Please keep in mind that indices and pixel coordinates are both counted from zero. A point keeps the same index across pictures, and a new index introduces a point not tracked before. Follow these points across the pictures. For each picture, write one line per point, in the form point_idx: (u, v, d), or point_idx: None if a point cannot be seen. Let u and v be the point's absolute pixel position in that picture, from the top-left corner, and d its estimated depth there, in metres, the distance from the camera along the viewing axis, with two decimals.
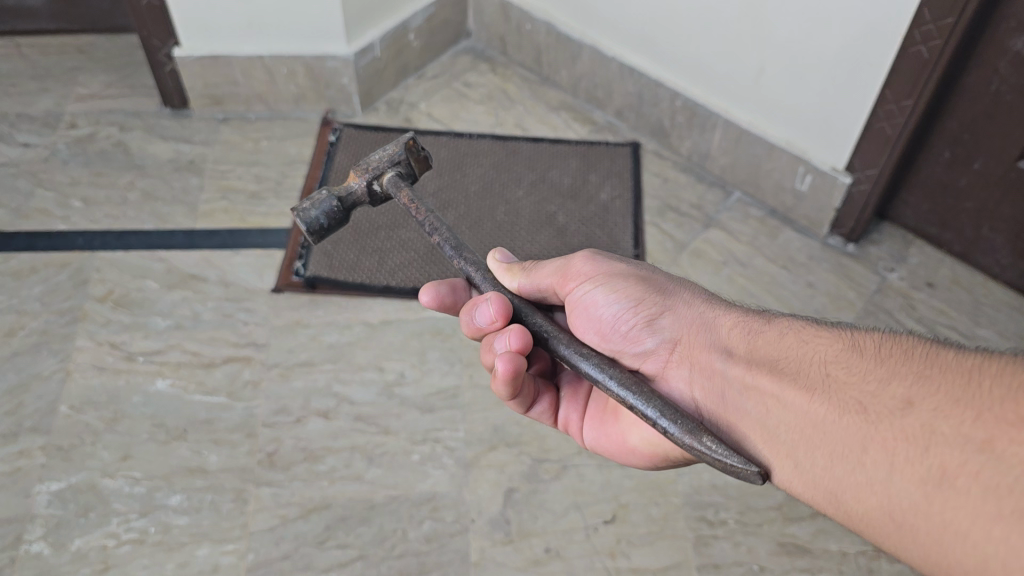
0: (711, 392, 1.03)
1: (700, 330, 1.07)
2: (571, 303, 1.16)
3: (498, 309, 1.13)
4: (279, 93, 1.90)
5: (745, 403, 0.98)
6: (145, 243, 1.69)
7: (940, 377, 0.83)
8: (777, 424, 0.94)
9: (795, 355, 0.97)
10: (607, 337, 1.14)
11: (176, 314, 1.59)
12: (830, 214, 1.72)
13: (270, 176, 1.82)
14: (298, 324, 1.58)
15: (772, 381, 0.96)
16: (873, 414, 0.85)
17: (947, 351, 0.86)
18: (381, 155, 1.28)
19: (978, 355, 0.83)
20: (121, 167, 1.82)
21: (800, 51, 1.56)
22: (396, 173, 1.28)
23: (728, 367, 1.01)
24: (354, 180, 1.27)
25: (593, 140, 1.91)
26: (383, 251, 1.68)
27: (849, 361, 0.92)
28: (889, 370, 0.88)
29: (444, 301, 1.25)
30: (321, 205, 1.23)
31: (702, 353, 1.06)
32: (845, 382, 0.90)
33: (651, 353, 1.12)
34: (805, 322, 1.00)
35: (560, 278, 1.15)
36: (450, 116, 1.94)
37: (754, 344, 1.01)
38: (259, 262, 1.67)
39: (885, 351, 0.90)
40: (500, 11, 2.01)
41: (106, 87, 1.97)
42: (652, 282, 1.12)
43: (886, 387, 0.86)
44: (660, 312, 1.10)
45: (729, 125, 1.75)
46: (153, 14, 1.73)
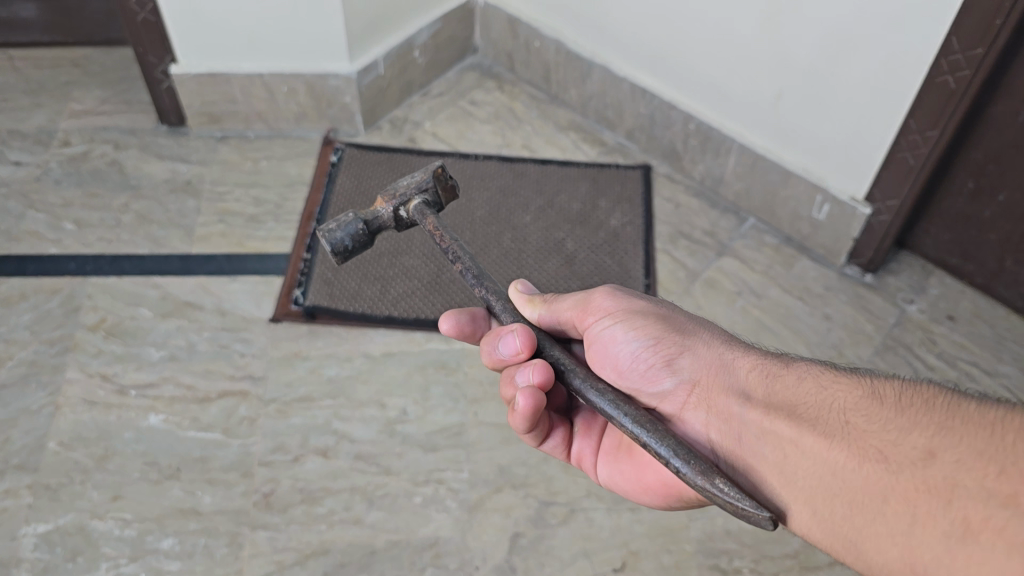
0: (730, 436, 0.97)
1: (719, 370, 1.01)
2: (589, 339, 1.10)
3: (524, 342, 1.05)
4: (279, 111, 1.84)
5: (762, 447, 0.93)
6: (139, 268, 1.64)
7: (962, 428, 0.79)
8: (795, 471, 0.89)
9: (815, 400, 0.91)
10: (624, 376, 1.07)
11: (171, 345, 1.53)
12: (847, 243, 1.66)
13: (269, 199, 1.76)
14: (297, 356, 1.53)
15: (791, 426, 0.91)
16: (893, 463, 0.81)
17: (968, 401, 0.82)
18: (411, 181, 1.25)
19: (1000, 407, 0.79)
20: (116, 188, 1.76)
21: (820, 78, 1.50)
22: (423, 201, 1.25)
23: (746, 411, 0.95)
24: (381, 205, 1.24)
25: (603, 163, 1.85)
26: (385, 279, 1.62)
27: (869, 408, 0.87)
28: (910, 419, 0.84)
29: (463, 331, 1.18)
30: (347, 227, 1.21)
31: (720, 395, 0.99)
32: (866, 430, 0.85)
33: (668, 394, 1.05)
34: (824, 366, 0.95)
35: (579, 312, 1.10)
36: (455, 136, 1.89)
37: (773, 387, 0.96)
38: (257, 290, 1.61)
39: (906, 399, 0.86)
40: (508, 27, 1.95)
41: (101, 103, 1.91)
42: (672, 320, 1.06)
43: (907, 435, 0.82)
44: (680, 351, 1.03)
45: (744, 151, 1.69)
46: (149, 31, 1.68)
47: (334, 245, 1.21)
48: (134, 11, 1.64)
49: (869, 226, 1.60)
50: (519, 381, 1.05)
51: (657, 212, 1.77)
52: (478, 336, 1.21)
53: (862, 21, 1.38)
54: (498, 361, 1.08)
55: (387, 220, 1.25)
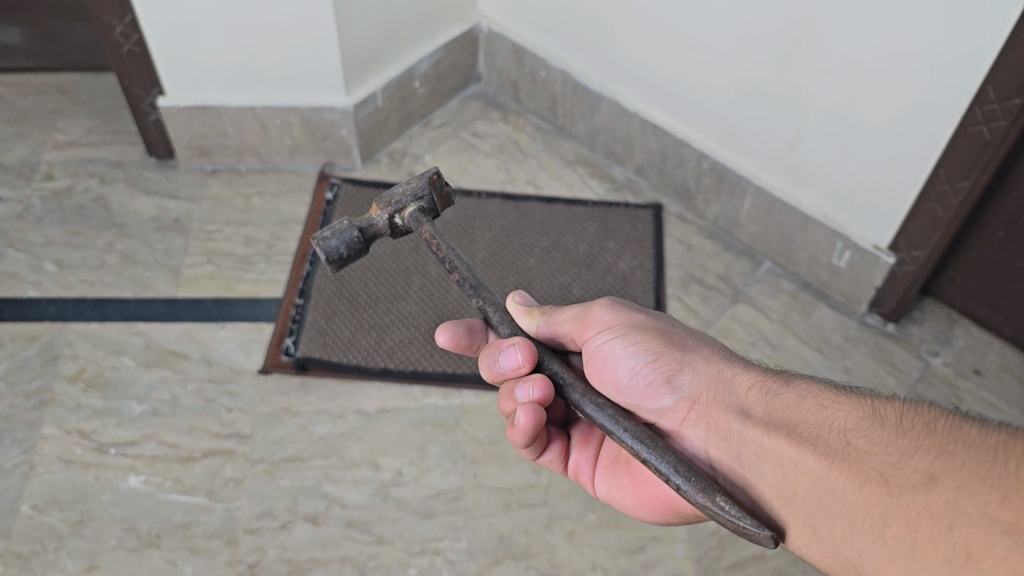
0: (729, 454, 0.95)
1: (719, 388, 0.98)
2: (589, 353, 1.07)
3: (525, 356, 1.02)
4: (272, 145, 1.75)
5: (761, 466, 0.91)
6: (123, 313, 1.55)
7: (964, 452, 0.77)
8: (793, 490, 0.87)
9: (814, 418, 0.89)
10: (622, 391, 1.05)
11: (154, 398, 1.45)
12: (869, 292, 1.57)
13: (260, 238, 1.67)
14: (287, 412, 1.44)
15: (791, 445, 0.88)
16: (893, 486, 0.79)
17: (969, 425, 0.80)
18: (405, 188, 1.17)
19: (1001, 431, 0.78)
20: (100, 226, 1.68)
21: (843, 122, 1.41)
22: (418, 208, 1.18)
23: (745, 428, 0.93)
24: (376, 211, 1.17)
25: (612, 202, 1.77)
26: (381, 326, 1.53)
27: (870, 429, 0.85)
28: (912, 443, 0.81)
29: (459, 343, 1.17)
30: (342, 235, 1.13)
31: (719, 413, 0.97)
32: (866, 452, 0.83)
33: (667, 411, 1.02)
34: (824, 385, 0.93)
35: (578, 325, 1.07)
36: (457, 170, 1.80)
37: (773, 405, 0.93)
38: (246, 337, 1.53)
39: (907, 421, 0.83)
40: (513, 56, 1.86)
41: (87, 133, 1.83)
42: (672, 337, 1.03)
43: (908, 458, 0.80)
44: (679, 368, 1.01)
45: (761, 193, 1.60)
46: (135, 62, 1.60)
47: (327, 253, 1.13)
48: (118, 42, 1.56)
49: (892, 276, 1.51)
50: (518, 397, 1.04)
51: (668, 254, 1.69)
52: (476, 347, 1.20)
53: (889, 64, 1.30)
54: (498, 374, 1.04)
55: (381, 227, 1.18)
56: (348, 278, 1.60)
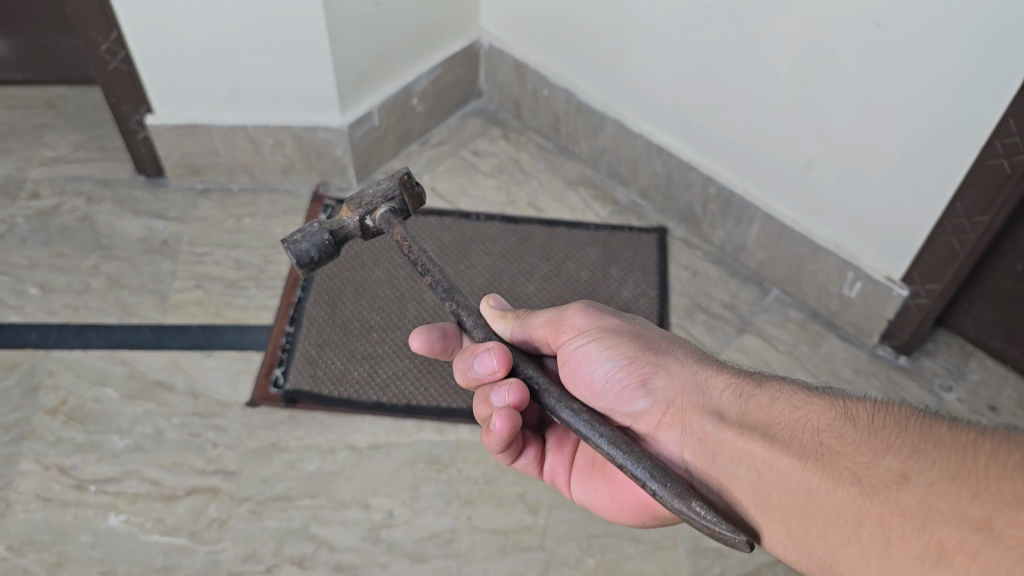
0: (704, 456, 0.95)
1: (693, 391, 0.98)
2: (564, 358, 1.07)
3: (501, 360, 1.03)
4: (265, 164, 1.69)
5: (735, 468, 0.91)
6: (107, 340, 1.50)
7: (935, 451, 0.78)
8: (768, 490, 0.88)
9: (788, 419, 0.89)
10: (598, 396, 1.05)
11: (137, 432, 1.40)
12: (881, 324, 1.50)
13: (251, 262, 1.62)
14: (275, 447, 1.39)
15: (765, 447, 0.89)
16: (866, 485, 0.79)
17: (940, 423, 0.81)
18: (376, 189, 1.19)
19: (972, 428, 0.78)
20: (86, 248, 1.62)
21: (854, 149, 1.34)
22: (389, 210, 1.20)
23: (719, 430, 0.93)
24: (348, 214, 1.18)
25: (615, 225, 1.70)
26: (374, 357, 1.47)
27: (842, 429, 0.85)
28: (883, 442, 0.82)
29: (433, 347, 1.17)
30: (312, 238, 1.13)
31: (693, 415, 0.97)
32: (839, 452, 0.83)
33: (642, 414, 1.02)
34: (797, 385, 0.93)
35: (552, 329, 1.06)
36: (455, 191, 1.74)
37: (746, 407, 0.93)
38: (233, 367, 1.47)
39: (879, 421, 0.84)
40: (515, 72, 1.80)
41: (75, 149, 1.78)
42: (646, 340, 1.03)
43: (880, 458, 0.81)
44: (654, 372, 1.01)
45: (769, 220, 1.53)
46: (122, 80, 1.54)
47: (300, 258, 1.13)
48: (104, 59, 1.50)
49: (906, 310, 1.44)
50: (495, 401, 1.04)
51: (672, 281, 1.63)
52: (450, 353, 1.20)
53: (902, 91, 1.22)
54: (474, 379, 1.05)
55: (353, 229, 1.19)
56: (341, 304, 1.54)
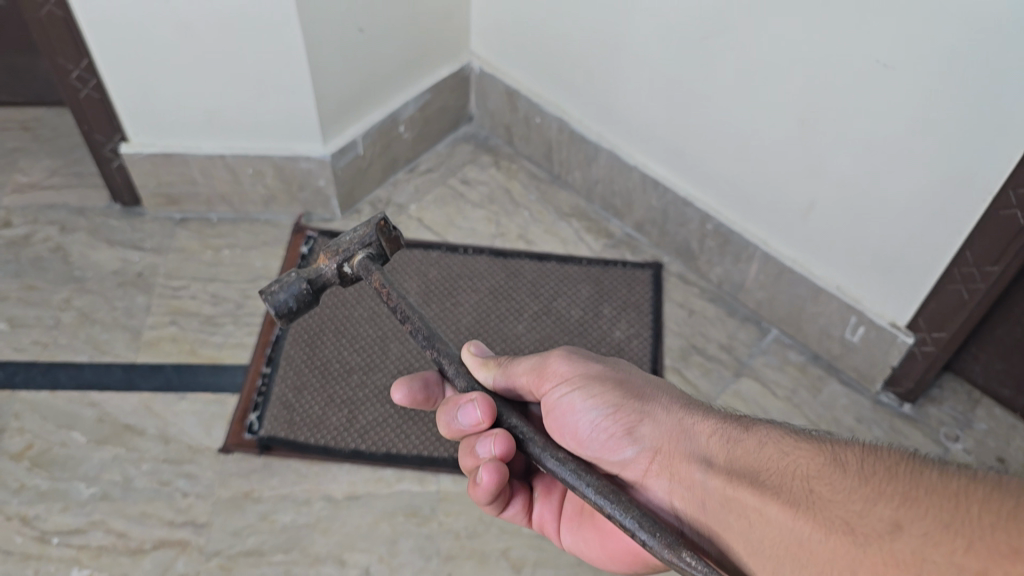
0: (693, 504, 0.92)
1: (680, 437, 0.94)
2: (548, 406, 1.03)
3: (485, 412, 0.99)
4: (245, 194, 1.63)
5: (727, 515, 0.87)
6: (76, 380, 1.44)
7: (928, 499, 0.74)
8: (761, 539, 0.84)
9: (776, 466, 0.86)
10: (583, 443, 1.01)
11: (104, 480, 1.33)
12: (884, 370, 1.43)
13: (228, 296, 1.56)
14: (248, 497, 1.32)
15: (754, 494, 0.85)
16: (860, 535, 0.76)
17: (932, 467, 0.77)
18: (353, 236, 1.12)
19: (965, 474, 0.74)
20: (58, 280, 1.56)
21: (859, 190, 1.27)
22: (367, 256, 1.12)
23: (707, 477, 0.90)
24: (325, 262, 1.12)
25: (608, 260, 1.64)
26: (354, 401, 1.41)
27: (832, 475, 0.81)
28: (875, 488, 0.78)
29: (414, 399, 1.13)
30: (290, 287, 1.09)
31: (681, 462, 0.93)
32: (830, 500, 0.79)
33: (630, 463, 0.98)
34: (784, 429, 0.89)
35: (535, 377, 1.03)
36: (443, 222, 1.68)
37: (734, 452, 0.90)
38: (207, 411, 1.41)
39: (869, 466, 0.80)
40: (506, 99, 1.74)
41: (49, 175, 1.72)
42: (630, 386, 0.99)
43: (872, 506, 0.77)
44: (639, 419, 0.97)
45: (769, 260, 1.47)
46: (94, 109, 1.48)
47: (278, 308, 1.09)
48: (75, 87, 1.44)
49: (911, 358, 1.38)
50: (481, 453, 1.01)
51: (667, 320, 1.56)
52: (433, 402, 1.16)
53: (910, 135, 1.16)
54: (457, 432, 1.02)
55: (331, 277, 1.13)
56: (320, 344, 1.48)
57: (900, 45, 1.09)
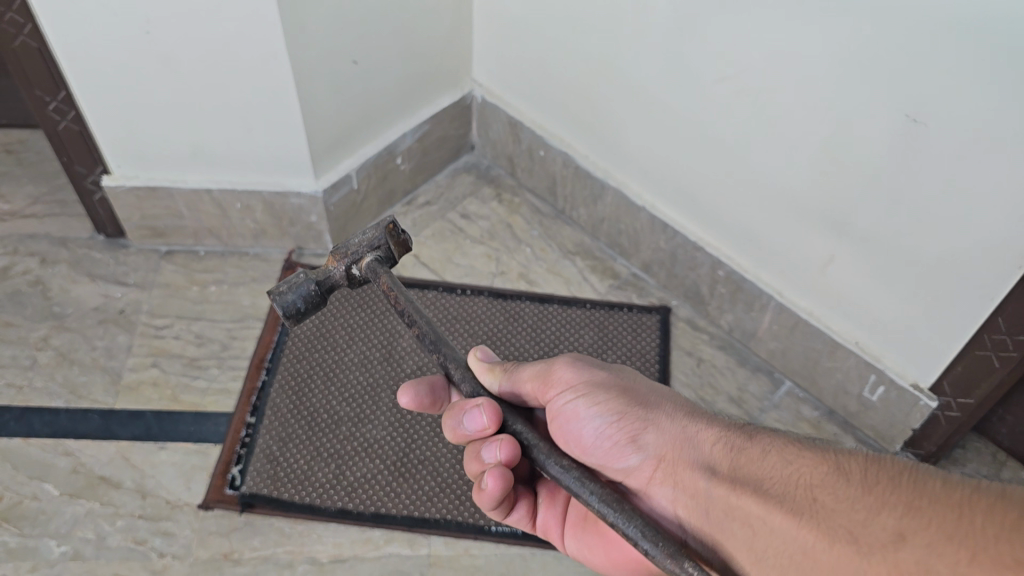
0: (698, 513, 0.91)
1: (684, 446, 0.93)
2: (553, 413, 1.00)
3: (491, 419, 0.94)
4: (233, 229, 1.56)
5: (729, 523, 0.87)
6: (51, 426, 1.37)
7: (932, 509, 0.74)
8: (765, 548, 0.84)
9: (780, 474, 0.85)
10: (588, 451, 0.99)
11: (76, 537, 1.26)
12: (904, 431, 1.35)
13: (214, 337, 1.49)
14: (227, 558, 1.25)
15: (757, 503, 0.84)
16: (864, 545, 0.76)
17: (934, 476, 0.77)
18: (360, 238, 1.06)
19: (967, 483, 0.74)
20: (36, 316, 1.49)
21: (883, 249, 1.19)
22: (375, 258, 1.07)
23: (711, 485, 0.89)
24: (332, 263, 1.06)
25: (613, 303, 1.56)
26: (342, 455, 1.34)
27: (836, 483, 0.81)
28: (878, 498, 0.78)
29: (422, 404, 1.05)
30: (299, 288, 1.02)
31: (685, 470, 0.92)
32: (834, 509, 0.79)
33: (635, 469, 0.97)
34: (788, 438, 0.89)
35: (540, 385, 0.99)
36: (440, 259, 1.61)
37: (737, 459, 0.89)
38: (187, 463, 1.34)
39: (872, 475, 0.80)
40: (509, 129, 1.67)
41: (31, 203, 1.65)
42: (635, 393, 0.97)
43: (875, 515, 0.77)
44: (644, 427, 0.95)
45: (785, 311, 1.39)
46: (73, 140, 1.41)
47: (285, 309, 1.02)
48: (53, 118, 1.37)
49: (934, 422, 1.29)
50: (485, 458, 0.95)
51: (674, 369, 1.49)
52: (439, 406, 1.08)
53: (939, 193, 1.07)
54: (463, 437, 0.96)
55: (339, 280, 1.07)
56: (308, 392, 1.40)
57: (933, 101, 1.01)
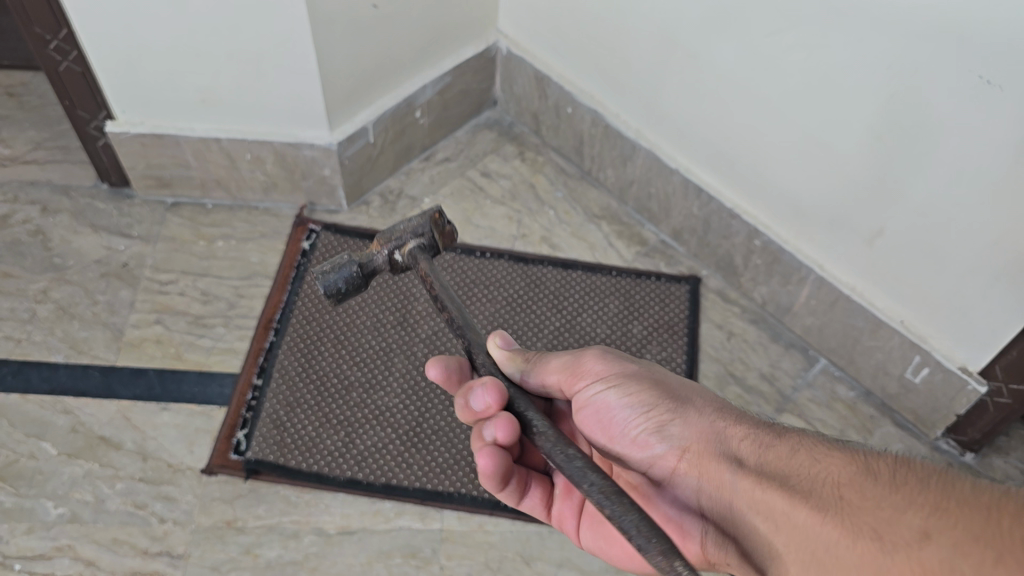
0: (723, 507, 0.82)
1: (713, 439, 0.85)
2: (580, 403, 0.95)
3: (496, 398, 0.88)
4: (243, 180, 1.48)
5: (753, 519, 0.77)
6: (49, 382, 1.31)
7: (964, 511, 0.64)
8: (784, 546, 0.73)
9: (807, 471, 0.76)
10: (614, 440, 0.94)
11: (74, 499, 1.21)
12: (947, 417, 1.27)
13: (221, 294, 1.42)
14: (229, 527, 1.19)
15: (783, 498, 0.74)
16: (887, 543, 0.65)
17: (967, 482, 0.68)
18: (405, 225, 1.00)
19: (1003, 490, 0.65)
20: (36, 267, 1.42)
21: (932, 229, 1.11)
22: (419, 246, 1.01)
23: (738, 479, 0.80)
24: (376, 247, 1.00)
25: (640, 271, 1.48)
26: (352, 422, 1.28)
27: (862, 482, 0.71)
28: (907, 498, 0.68)
29: (448, 381, 1.01)
30: (340, 269, 0.98)
31: (711, 463, 0.84)
32: (859, 506, 0.69)
33: (659, 460, 0.90)
34: (820, 438, 0.80)
35: (567, 376, 0.94)
36: (459, 219, 1.53)
37: (766, 456, 0.80)
38: (191, 426, 1.28)
39: (902, 477, 0.70)
40: (536, 84, 1.57)
41: (33, 148, 1.58)
42: (666, 386, 0.92)
43: (902, 515, 0.66)
44: (671, 419, 0.88)
45: (825, 285, 1.30)
46: (75, 82, 1.33)
47: (325, 289, 0.98)
48: (54, 59, 1.29)
49: (981, 408, 1.22)
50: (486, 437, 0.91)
51: (703, 343, 1.41)
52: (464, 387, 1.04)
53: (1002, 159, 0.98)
54: (468, 415, 0.91)
55: (382, 265, 1.01)
56: (317, 356, 1.34)
57: (1011, 61, 0.91)
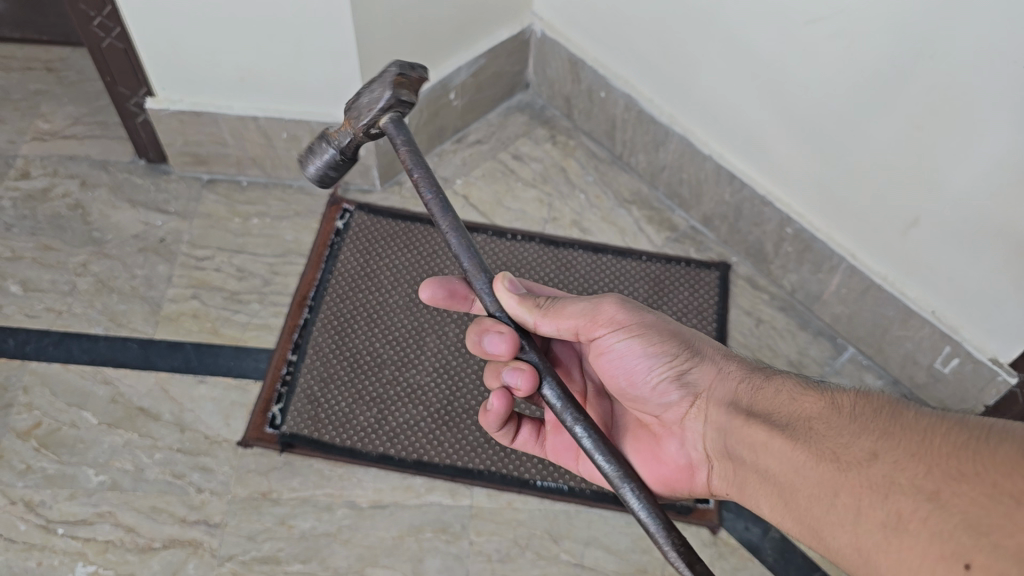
0: (721, 445, 0.90)
1: (721, 387, 0.91)
2: (602, 348, 0.97)
3: (509, 346, 0.94)
4: (278, 159, 1.50)
5: (741, 452, 0.86)
6: (89, 354, 1.34)
7: (902, 433, 0.72)
8: (765, 470, 0.82)
9: (785, 407, 0.83)
10: (634, 386, 0.97)
11: (114, 468, 1.24)
12: (973, 408, 1.28)
13: (256, 271, 1.44)
14: (265, 498, 1.22)
15: (766, 432, 0.82)
16: (842, 462, 0.74)
17: (913, 408, 0.75)
18: (370, 98, 0.96)
19: (942, 412, 0.73)
20: (75, 241, 1.45)
21: (948, 211, 1.13)
22: (392, 118, 0.98)
23: (733, 420, 0.87)
24: (349, 126, 0.99)
25: (669, 256, 1.49)
26: (385, 399, 1.30)
27: (829, 415, 0.79)
28: (862, 425, 0.76)
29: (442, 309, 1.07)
30: (324, 159, 1.04)
31: (715, 408, 0.91)
32: (824, 434, 0.77)
33: (674, 405, 0.96)
34: (802, 378, 0.86)
35: (587, 321, 0.95)
36: (491, 202, 1.54)
37: (756, 396, 0.87)
38: (228, 400, 1.31)
39: (862, 408, 0.77)
40: (570, 68, 1.58)
41: (71, 123, 1.60)
42: (683, 337, 0.94)
43: (857, 438, 0.75)
44: (690, 367, 0.93)
45: (856, 275, 1.31)
46: (116, 59, 1.35)
47: (320, 180, 1.07)
48: (97, 35, 1.31)
49: (1010, 399, 1.21)
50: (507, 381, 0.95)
51: (730, 328, 1.43)
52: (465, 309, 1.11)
53: (1009, 130, 0.99)
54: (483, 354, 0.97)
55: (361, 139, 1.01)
56: (351, 333, 1.36)
57: None
